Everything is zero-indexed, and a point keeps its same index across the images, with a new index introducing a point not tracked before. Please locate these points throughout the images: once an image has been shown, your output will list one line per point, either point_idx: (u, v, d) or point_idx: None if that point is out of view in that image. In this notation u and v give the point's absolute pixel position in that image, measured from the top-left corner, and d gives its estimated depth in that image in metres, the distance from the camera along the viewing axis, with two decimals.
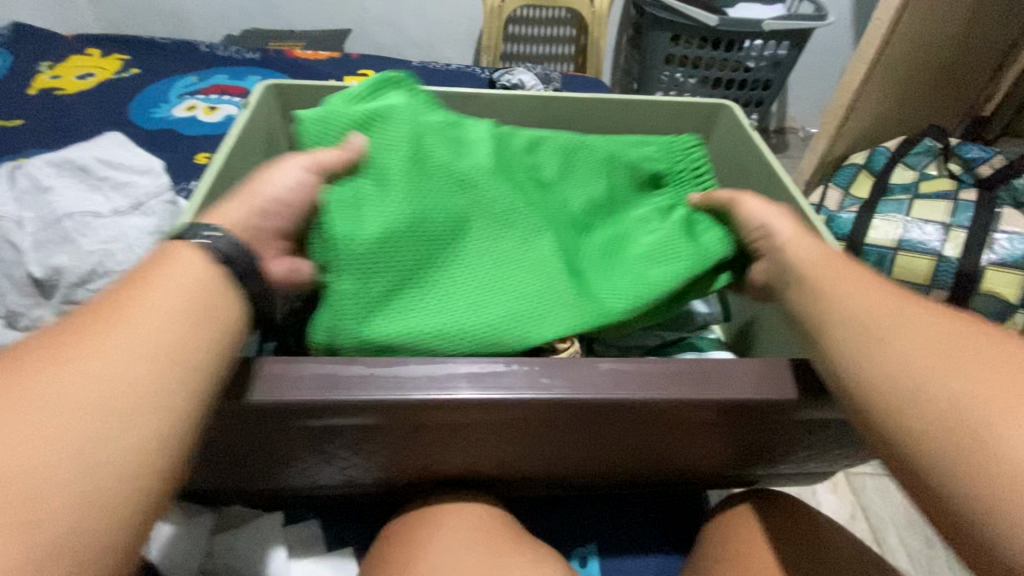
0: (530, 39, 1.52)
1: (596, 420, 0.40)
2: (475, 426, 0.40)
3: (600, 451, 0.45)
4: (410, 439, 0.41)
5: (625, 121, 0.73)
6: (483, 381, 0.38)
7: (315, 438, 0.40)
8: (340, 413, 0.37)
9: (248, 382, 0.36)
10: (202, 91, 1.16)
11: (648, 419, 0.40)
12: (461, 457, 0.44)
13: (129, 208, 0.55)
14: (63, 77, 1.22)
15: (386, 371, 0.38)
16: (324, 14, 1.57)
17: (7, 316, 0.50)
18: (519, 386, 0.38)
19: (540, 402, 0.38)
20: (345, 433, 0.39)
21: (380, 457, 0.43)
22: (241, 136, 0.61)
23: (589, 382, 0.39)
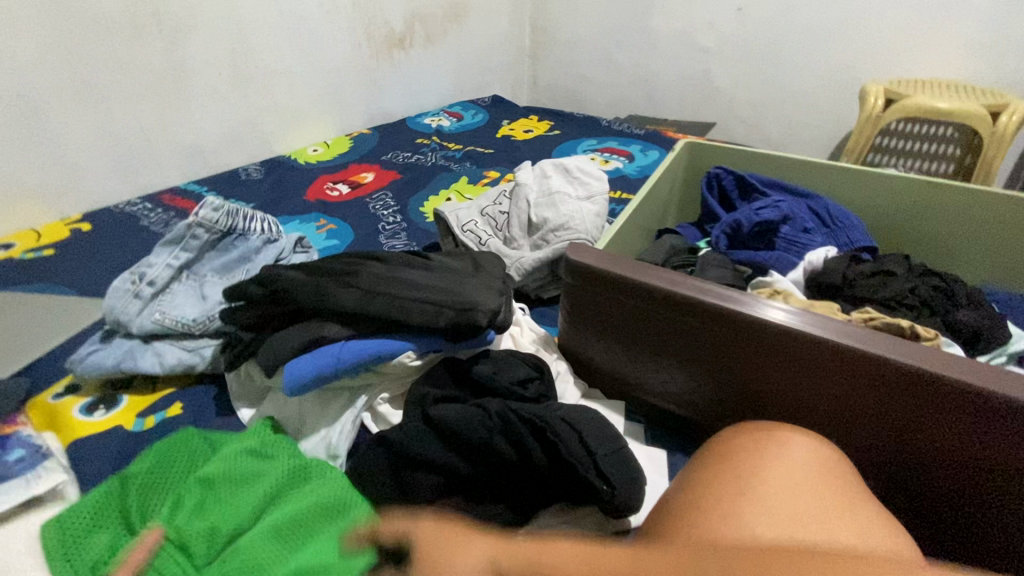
0: (898, 150, 1.51)
1: (905, 391, 0.47)
2: (790, 358, 0.52)
3: (937, 448, 0.47)
4: (763, 353, 0.53)
5: (1013, 221, 0.73)
6: (809, 321, 0.50)
7: (694, 330, 0.56)
8: (693, 309, 0.55)
9: (637, 271, 0.59)
10: (599, 149, 1.57)
11: (967, 409, 0.44)
12: (770, 394, 0.55)
13: (585, 198, 0.86)
14: (515, 130, 1.83)
15: (732, 294, 0.54)
16: (697, 111, 1.90)
17: (507, 239, 0.85)
18: (836, 332, 0.49)
19: (852, 349, 0.48)
20: (692, 332, 0.57)
21: (705, 369, 0.58)
22: (664, 170, 0.86)
23: (906, 351, 0.47)
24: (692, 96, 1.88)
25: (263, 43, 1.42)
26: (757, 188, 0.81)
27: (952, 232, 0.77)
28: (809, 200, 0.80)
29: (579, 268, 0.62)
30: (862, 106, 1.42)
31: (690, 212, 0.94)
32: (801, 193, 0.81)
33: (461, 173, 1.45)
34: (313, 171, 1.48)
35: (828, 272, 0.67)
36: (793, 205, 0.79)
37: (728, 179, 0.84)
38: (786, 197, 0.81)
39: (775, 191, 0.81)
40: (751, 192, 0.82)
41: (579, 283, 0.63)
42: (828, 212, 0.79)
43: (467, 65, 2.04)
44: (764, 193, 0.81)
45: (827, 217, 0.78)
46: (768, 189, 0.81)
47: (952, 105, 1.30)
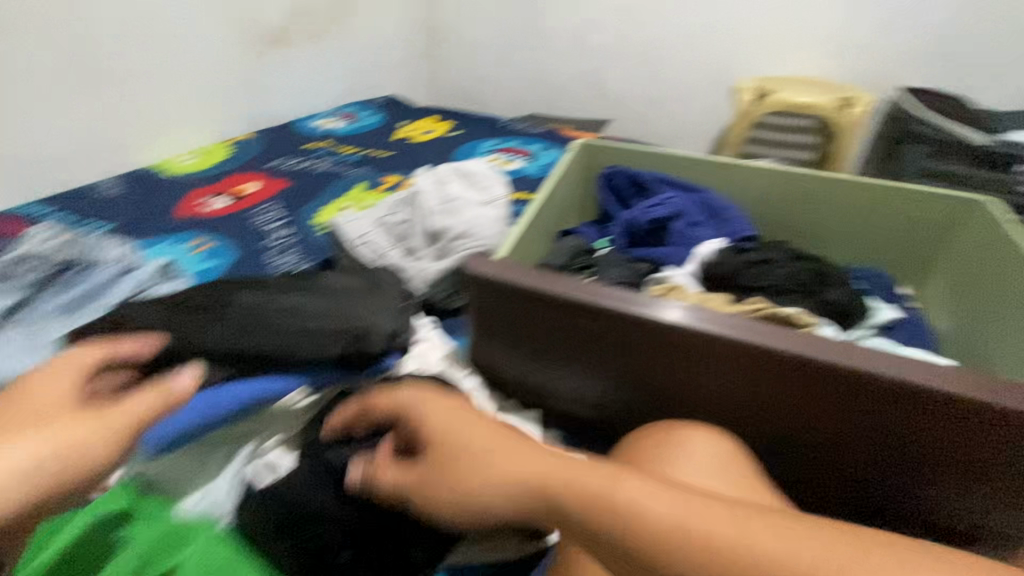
0: (770, 142, 1.66)
1: (792, 377, 0.49)
2: (689, 355, 0.53)
3: (822, 429, 0.51)
4: (667, 355, 0.54)
5: (865, 206, 0.82)
6: (703, 319, 0.52)
7: (601, 338, 0.56)
8: (597, 314, 0.55)
9: (547, 283, 0.57)
10: (500, 150, 1.56)
11: (845, 388, 0.48)
12: (675, 390, 0.56)
13: (486, 202, 0.84)
14: (414, 132, 1.77)
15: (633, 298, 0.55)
16: (593, 108, 1.96)
17: (406, 250, 0.81)
18: (730, 327, 0.51)
19: (744, 342, 0.50)
20: (596, 337, 0.56)
21: (612, 371, 0.58)
22: (560, 172, 0.86)
23: (792, 340, 0.49)
24: (587, 95, 1.94)
25: (112, 39, 1.23)
26: (649, 186, 0.84)
27: (819, 218, 0.85)
28: (697, 193, 0.84)
29: (482, 281, 0.59)
30: (737, 102, 1.53)
31: (591, 211, 0.96)
32: (689, 187, 0.85)
33: (357, 179, 1.36)
34: (192, 182, 1.32)
35: (716, 265, 0.71)
36: (682, 200, 0.83)
37: (622, 178, 0.86)
38: (676, 192, 0.84)
39: (665, 187, 0.84)
40: (644, 191, 0.85)
41: (484, 296, 0.60)
42: (713, 203, 0.83)
43: (358, 64, 1.94)
44: (655, 190, 0.84)
45: (713, 208, 0.82)
46: (659, 186, 0.84)
47: (811, 100, 1.45)
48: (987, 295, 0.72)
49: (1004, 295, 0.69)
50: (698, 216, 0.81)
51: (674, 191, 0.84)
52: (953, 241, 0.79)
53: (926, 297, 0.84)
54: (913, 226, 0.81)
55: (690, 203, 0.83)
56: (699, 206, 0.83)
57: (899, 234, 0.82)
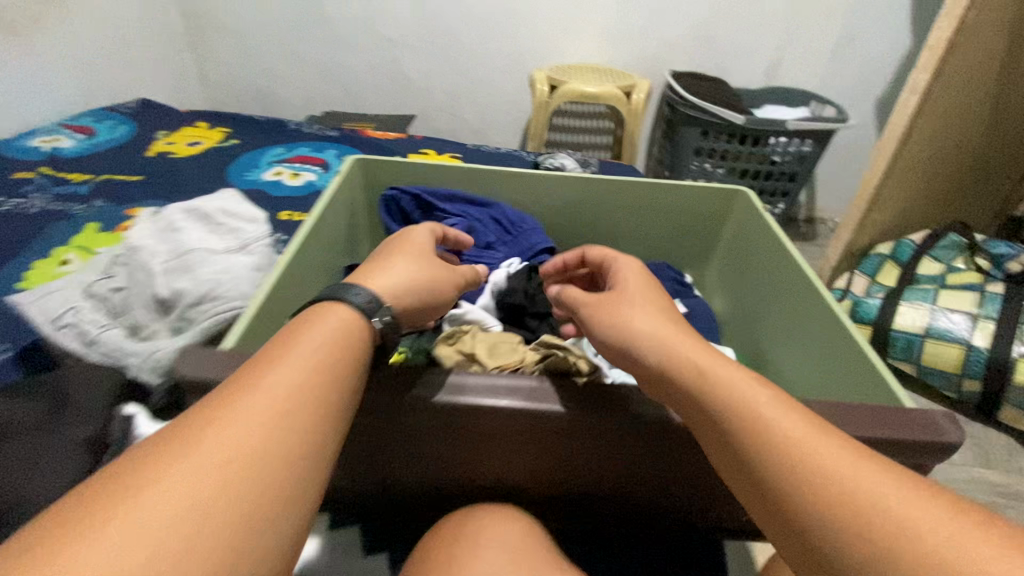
0: (573, 129, 1.70)
1: (607, 437, 0.45)
2: (505, 433, 0.45)
3: (628, 469, 0.48)
4: (456, 437, 0.45)
5: (652, 204, 0.83)
6: (516, 391, 0.44)
7: (375, 432, 0.45)
8: (394, 406, 0.43)
9: None
10: (287, 160, 1.35)
11: (659, 440, 0.45)
12: (494, 466, 0.48)
13: (237, 249, 0.67)
14: (176, 144, 1.45)
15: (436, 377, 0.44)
16: (396, 103, 1.82)
17: (131, 328, 0.61)
18: (546, 397, 0.44)
19: (561, 413, 0.43)
20: (399, 429, 0.45)
21: (423, 459, 0.48)
22: (328, 201, 0.73)
23: (606, 400, 0.44)
24: (386, 88, 1.78)
25: None
26: (433, 208, 0.76)
27: (614, 219, 0.85)
28: (486, 209, 0.78)
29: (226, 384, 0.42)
30: (535, 92, 1.53)
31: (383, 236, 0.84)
32: (478, 202, 0.78)
33: (87, 218, 1.05)
34: None
35: (510, 294, 0.68)
36: (470, 219, 0.76)
37: (404, 200, 0.76)
38: (463, 210, 0.77)
39: (452, 206, 0.77)
40: (429, 213, 0.76)
41: None
42: (503, 219, 0.77)
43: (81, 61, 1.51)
44: (442, 212, 0.76)
45: (503, 224, 0.77)
46: (445, 206, 0.76)
47: (598, 89, 1.50)
48: (758, 279, 0.78)
49: (772, 280, 0.75)
50: (488, 236, 0.75)
51: (461, 210, 0.77)
52: (726, 228, 0.85)
53: (706, 285, 0.90)
54: (688, 220, 0.85)
55: (478, 222, 0.76)
56: (490, 223, 0.77)
57: (683, 227, 0.86)
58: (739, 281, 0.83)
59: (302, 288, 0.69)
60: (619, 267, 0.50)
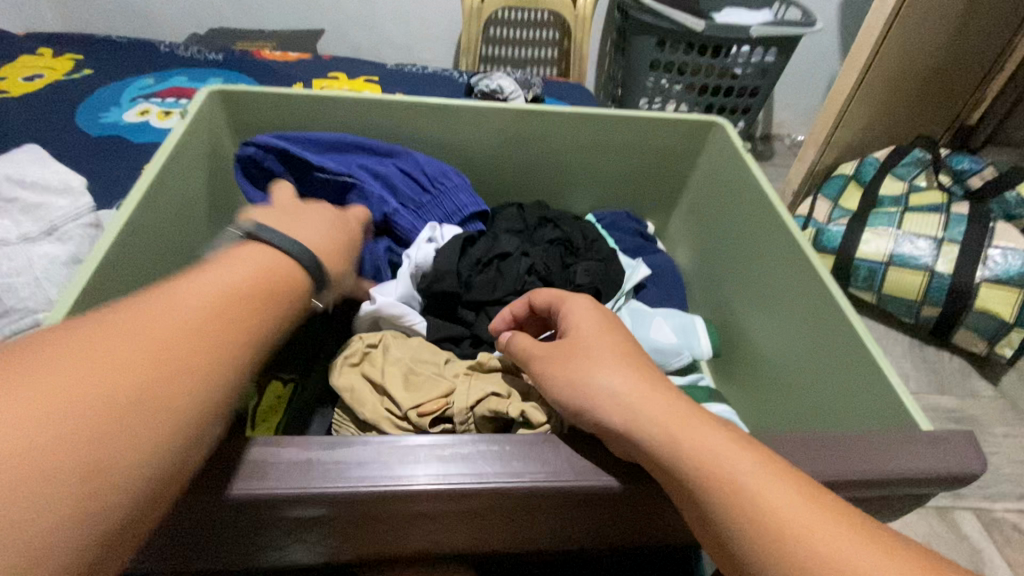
0: (512, 42, 1.47)
1: (568, 504, 0.33)
2: (431, 515, 0.32)
3: (589, 528, 0.38)
4: (355, 524, 0.33)
5: (607, 139, 0.68)
6: (442, 464, 0.31)
7: (238, 528, 0.32)
8: (263, 507, 0.30)
9: None
10: (156, 94, 1.08)
11: (634, 500, 0.34)
12: (420, 541, 0.36)
13: (42, 234, 0.48)
14: (6, 79, 1.13)
15: (324, 455, 0.31)
16: (297, 15, 1.50)
17: None
18: (484, 469, 0.31)
19: (505, 491, 0.31)
20: (277, 525, 0.32)
21: (320, 545, 0.35)
22: (177, 151, 0.54)
23: (565, 462, 0.32)
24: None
25: None
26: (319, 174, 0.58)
27: (562, 159, 0.69)
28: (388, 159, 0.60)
29: None
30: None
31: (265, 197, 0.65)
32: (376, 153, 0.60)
33: None
34: None
35: (438, 279, 0.55)
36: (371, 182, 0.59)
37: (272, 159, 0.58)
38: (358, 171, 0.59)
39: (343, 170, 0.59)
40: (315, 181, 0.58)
41: None
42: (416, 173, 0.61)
43: None
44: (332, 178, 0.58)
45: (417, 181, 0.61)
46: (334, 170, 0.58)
47: None
48: (730, 226, 0.66)
49: (746, 228, 0.63)
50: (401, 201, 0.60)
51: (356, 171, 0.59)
52: (694, 164, 0.71)
53: (669, 235, 0.78)
54: (649, 159, 0.71)
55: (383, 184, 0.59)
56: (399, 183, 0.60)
57: (644, 165, 0.71)
58: (708, 229, 0.71)
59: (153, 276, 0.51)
60: (569, 309, 0.39)
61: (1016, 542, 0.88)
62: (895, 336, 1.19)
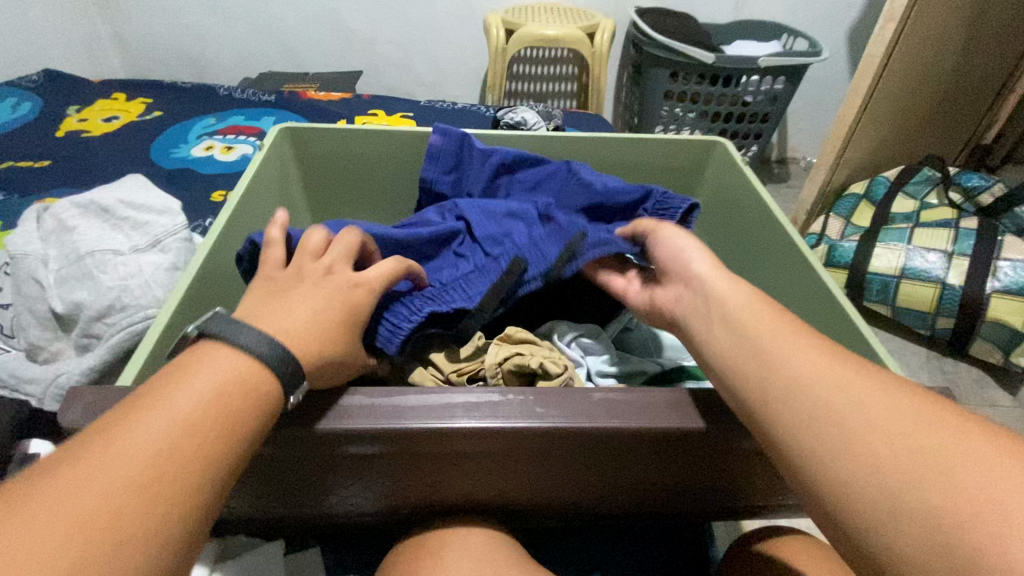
0: (534, 78, 1.58)
1: (583, 449, 0.40)
2: (471, 456, 0.40)
3: (606, 479, 0.44)
4: (410, 464, 0.40)
5: (622, 161, 0.76)
6: (480, 409, 0.38)
7: (317, 466, 0.40)
8: (337, 441, 0.37)
9: None
10: (219, 132, 1.22)
11: (639, 446, 0.40)
12: (460, 487, 0.43)
13: (148, 246, 0.58)
14: (89, 121, 1.28)
15: (384, 401, 0.38)
16: (338, 59, 1.65)
17: (30, 349, 0.54)
18: (514, 415, 0.38)
19: (533, 432, 0.38)
20: (348, 462, 0.40)
21: (380, 487, 0.43)
22: (255, 176, 0.64)
23: (580, 410, 0.39)
24: (326, 43, 1.62)
25: None
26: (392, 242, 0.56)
27: None
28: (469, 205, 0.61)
29: None
30: (490, 39, 1.40)
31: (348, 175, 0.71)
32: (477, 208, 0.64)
33: None
34: None
35: None
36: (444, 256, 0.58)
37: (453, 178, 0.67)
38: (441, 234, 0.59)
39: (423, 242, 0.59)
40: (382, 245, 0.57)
41: None
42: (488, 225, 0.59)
43: None
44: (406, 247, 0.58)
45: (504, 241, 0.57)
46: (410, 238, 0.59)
47: (559, 31, 1.38)
48: (737, 237, 0.73)
49: (750, 238, 0.70)
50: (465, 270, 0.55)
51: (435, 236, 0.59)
52: (703, 181, 0.78)
53: None
54: (661, 178, 0.78)
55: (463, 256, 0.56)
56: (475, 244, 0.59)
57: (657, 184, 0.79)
58: (717, 241, 0.78)
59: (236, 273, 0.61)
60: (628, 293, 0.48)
61: None
62: (911, 348, 1.22)
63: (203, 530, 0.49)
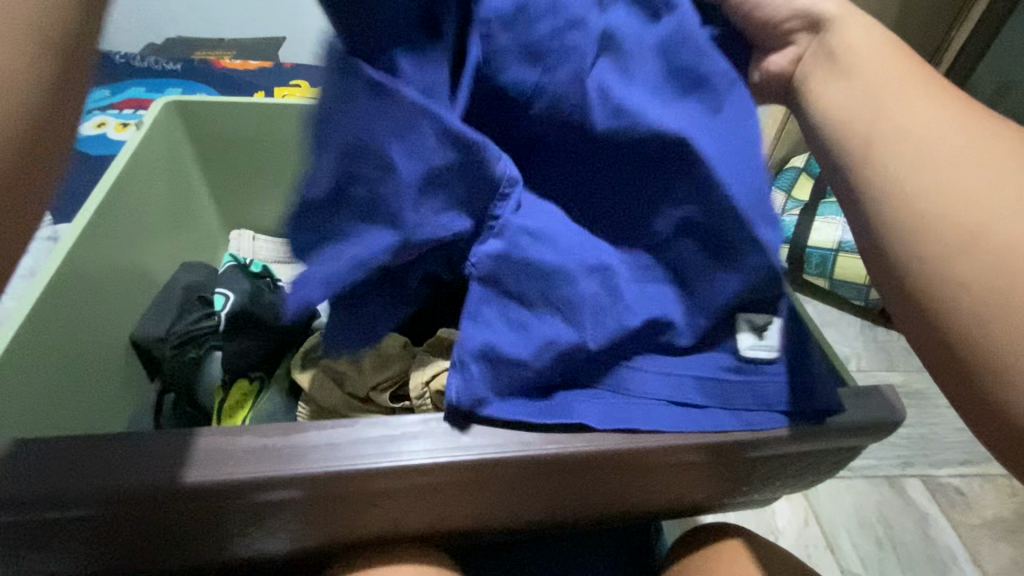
0: None
1: (531, 472, 0.37)
2: (405, 491, 0.36)
3: (515, 511, 0.41)
4: (337, 506, 0.36)
5: None
6: (408, 439, 0.36)
7: (221, 521, 0.35)
8: (251, 490, 0.33)
9: (128, 458, 0.33)
10: (114, 105, 1.07)
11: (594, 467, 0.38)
12: (385, 522, 0.39)
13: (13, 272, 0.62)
14: None
15: (298, 437, 0.35)
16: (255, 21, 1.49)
17: None
18: (448, 444, 0.36)
19: (475, 461, 0.36)
20: (243, 514, 0.35)
21: (299, 533, 0.38)
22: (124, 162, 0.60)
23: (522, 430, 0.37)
24: None
25: None
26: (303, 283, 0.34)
27: None
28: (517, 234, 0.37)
29: None
30: None
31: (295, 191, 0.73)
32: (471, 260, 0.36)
33: None
34: None
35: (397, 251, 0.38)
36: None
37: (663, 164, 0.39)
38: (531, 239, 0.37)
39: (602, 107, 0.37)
40: (680, 465, 0.40)
41: None
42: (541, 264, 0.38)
43: None
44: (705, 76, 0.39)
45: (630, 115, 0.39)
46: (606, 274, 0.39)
47: None
48: None
49: None
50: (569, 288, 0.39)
51: (547, 304, 0.37)
52: None
53: None
54: None
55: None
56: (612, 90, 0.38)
57: None
58: None
59: (115, 272, 0.59)
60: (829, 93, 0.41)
61: (960, 503, 0.90)
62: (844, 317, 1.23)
63: None
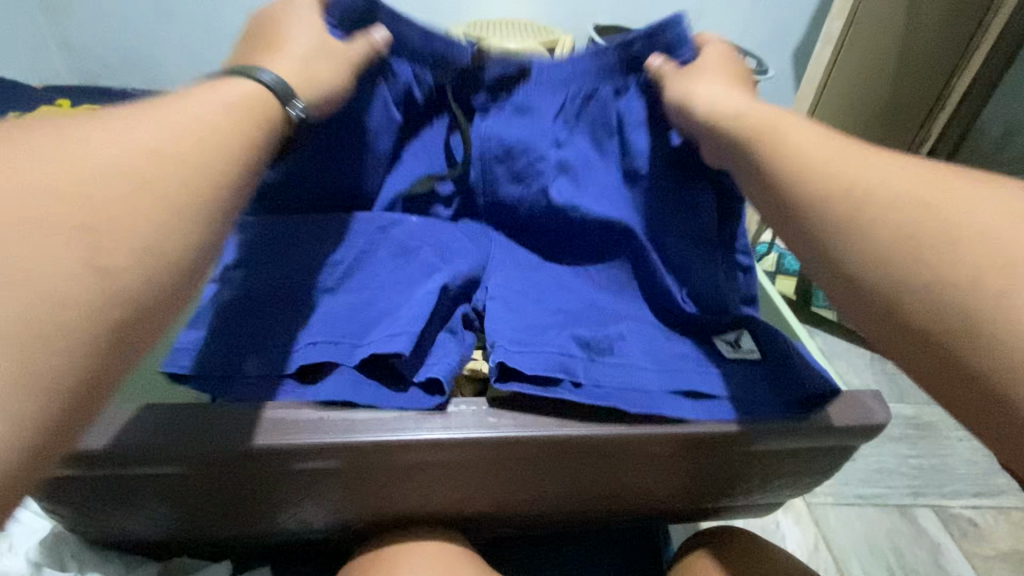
0: None
1: (541, 454, 0.41)
2: (429, 465, 0.41)
3: (528, 495, 0.45)
4: (368, 478, 0.41)
5: None
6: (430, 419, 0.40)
7: (268, 485, 0.40)
8: (296, 456, 0.38)
9: (190, 426, 0.38)
10: None
11: (600, 452, 0.42)
12: (411, 499, 0.43)
13: None
14: None
15: (335, 414, 0.39)
16: None
17: None
18: (466, 424, 0.40)
19: (490, 440, 0.40)
20: (287, 480, 0.40)
21: (335, 505, 0.43)
22: None
23: (534, 416, 0.41)
24: None
25: None
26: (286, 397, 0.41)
27: None
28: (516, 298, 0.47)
29: (78, 456, 0.36)
30: None
31: None
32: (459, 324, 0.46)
33: None
34: None
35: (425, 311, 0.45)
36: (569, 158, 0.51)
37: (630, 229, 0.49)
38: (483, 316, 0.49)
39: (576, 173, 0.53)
40: (676, 455, 0.43)
41: (75, 471, 0.37)
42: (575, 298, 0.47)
43: None
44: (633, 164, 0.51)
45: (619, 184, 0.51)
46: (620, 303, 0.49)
47: None
48: None
49: None
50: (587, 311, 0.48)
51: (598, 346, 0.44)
52: None
53: None
54: None
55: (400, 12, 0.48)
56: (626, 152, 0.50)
57: None
58: None
59: None
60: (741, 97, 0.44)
61: (971, 533, 0.91)
62: None
63: (141, 554, 0.47)
